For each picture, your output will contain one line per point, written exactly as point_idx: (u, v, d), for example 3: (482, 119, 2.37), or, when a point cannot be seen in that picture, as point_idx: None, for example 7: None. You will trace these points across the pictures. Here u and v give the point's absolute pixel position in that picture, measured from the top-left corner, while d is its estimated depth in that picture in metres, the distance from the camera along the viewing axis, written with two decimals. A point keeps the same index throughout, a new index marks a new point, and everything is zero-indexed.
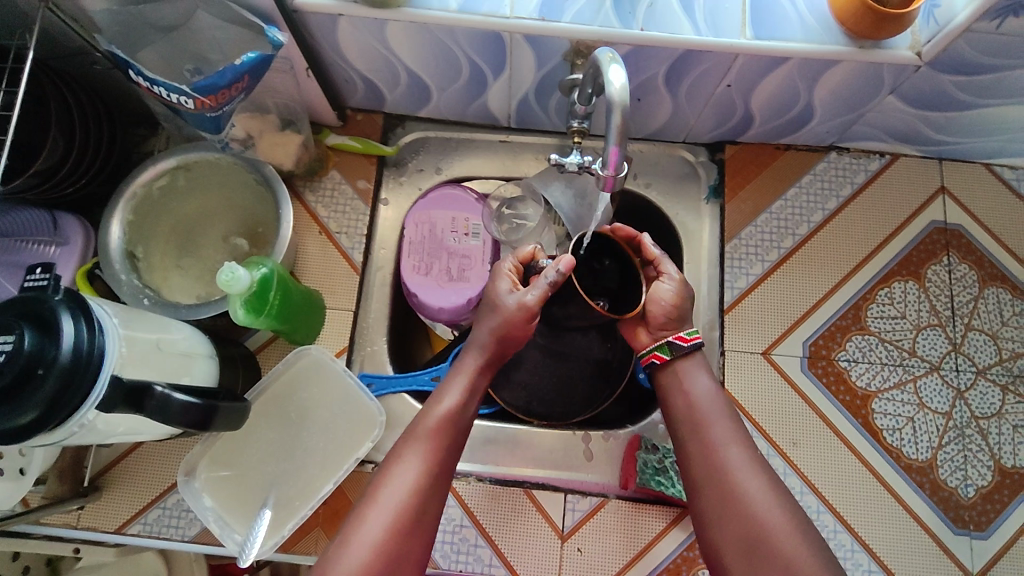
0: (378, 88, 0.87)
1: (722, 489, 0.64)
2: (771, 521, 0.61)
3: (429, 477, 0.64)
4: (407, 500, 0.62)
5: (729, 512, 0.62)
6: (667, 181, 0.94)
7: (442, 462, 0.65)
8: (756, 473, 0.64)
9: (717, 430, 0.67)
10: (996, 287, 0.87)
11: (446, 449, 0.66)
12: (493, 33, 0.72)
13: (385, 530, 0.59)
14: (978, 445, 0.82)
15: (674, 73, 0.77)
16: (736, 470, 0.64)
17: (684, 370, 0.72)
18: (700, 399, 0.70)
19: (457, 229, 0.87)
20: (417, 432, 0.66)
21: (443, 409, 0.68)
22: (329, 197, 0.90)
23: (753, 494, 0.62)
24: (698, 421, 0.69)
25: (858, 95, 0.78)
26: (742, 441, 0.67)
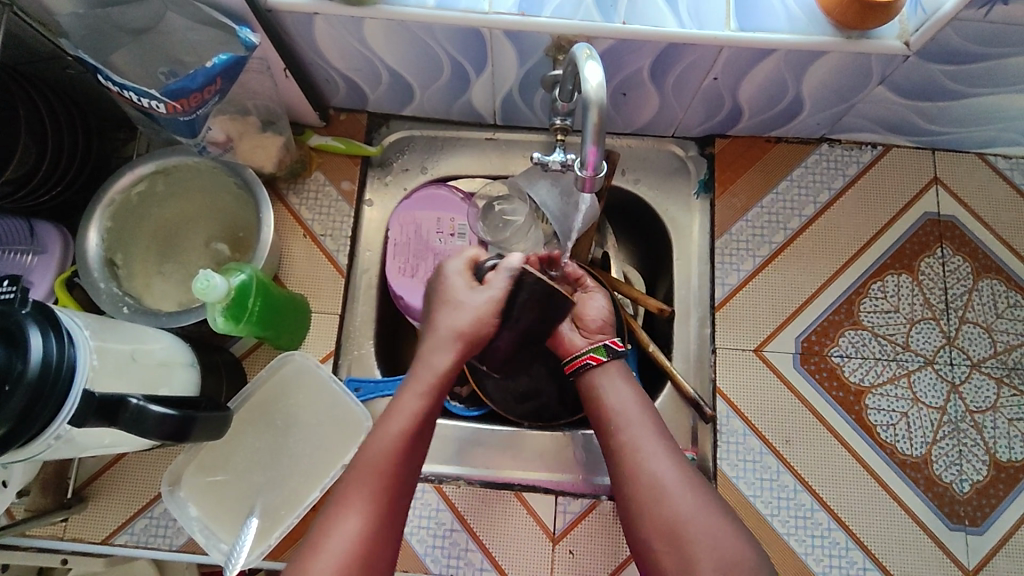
0: (360, 87, 0.85)
1: (637, 486, 0.63)
2: (688, 516, 0.60)
3: (369, 533, 0.58)
4: (353, 549, 0.57)
5: (646, 510, 0.61)
6: (656, 177, 0.92)
7: (394, 496, 0.61)
8: (671, 466, 0.63)
9: (634, 429, 0.66)
10: (990, 279, 0.86)
11: (397, 482, 0.61)
12: (472, 29, 0.70)
13: None
14: (973, 439, 0.81)
15: (659, 67, 0.75)
16: (650, 466, 0.63)
17: (600, 369, 0.71)
18: (619, 398, 0.69)
19: (443, 230, 0.86)
20: (361, 474, 0.60)
21: (391, 438, 0.62)
22: (313, 199, 0.89)
23: (669, 489, 0.61)
24: (613, 422, 0.67)
25: (847, 86, 0.77)
26: (659, 436, 0.66)
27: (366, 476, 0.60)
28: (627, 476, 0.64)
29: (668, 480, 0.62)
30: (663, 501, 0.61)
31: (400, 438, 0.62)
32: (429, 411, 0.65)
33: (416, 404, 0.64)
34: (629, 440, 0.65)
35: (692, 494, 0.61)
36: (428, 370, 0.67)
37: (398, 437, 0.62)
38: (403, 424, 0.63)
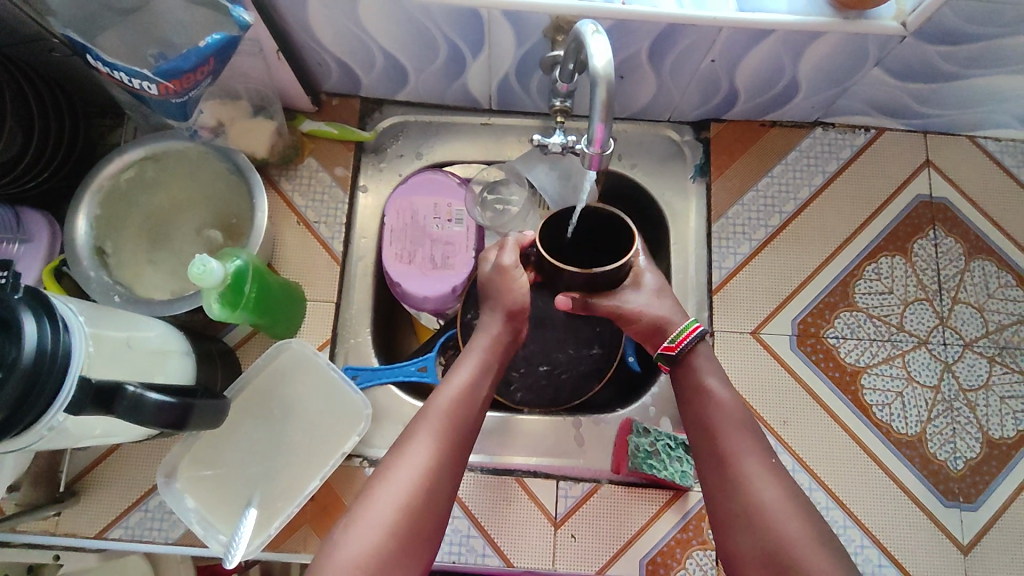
0: (354, 71, 0.84)
1: (738, 498, 0.59)
2: (797, 539, 0.55)
3: (442, 455, 0.61)
4: (421, 477, 0.59)
5: (746, 520, 0.58)
6: (652, 161, 0.92)
7: (460, 441, 0.63)
8: (774, 482, 0.59)
9: (731, 438, 0.62)
10: (982, 259, 0.87)
11: (464, 428, 0.63)
12: (469, 10, 0.69)
13: (396, 510, 0.57)
14: (966, 417, 0.82)
15: (657, 49, 0.75)
16: (754, 481, 0.59)
17: (698, 368, 0.67)
18: (723, 401, 0.64)
19: (439, 215, 0.84)
20: (431, 413, 0.63)
21: (458, 385, 0.65)
22: (306, 186, 0.87)
23: (774, 506, 0.57)
24: (715, 428, 0.63)
25: (842, 68, 0.77)
26: (762, 450, 0.62)
27: (435, 415, 0.63)
28: (729, 485, 0.60)
29: (771, 497, 0.58)
30: (769, 520, 0.57)
31: (463, 388, 0.65)
32: (487, 372, 0.68)
33: (478, 365, 0.67)
34: (733, 448, 0.62)
35: (797, 518, 0.57)
36: (484, 339, 0.69)
37: (463, 387, 0.65)
38: (469, 377, 0.66)
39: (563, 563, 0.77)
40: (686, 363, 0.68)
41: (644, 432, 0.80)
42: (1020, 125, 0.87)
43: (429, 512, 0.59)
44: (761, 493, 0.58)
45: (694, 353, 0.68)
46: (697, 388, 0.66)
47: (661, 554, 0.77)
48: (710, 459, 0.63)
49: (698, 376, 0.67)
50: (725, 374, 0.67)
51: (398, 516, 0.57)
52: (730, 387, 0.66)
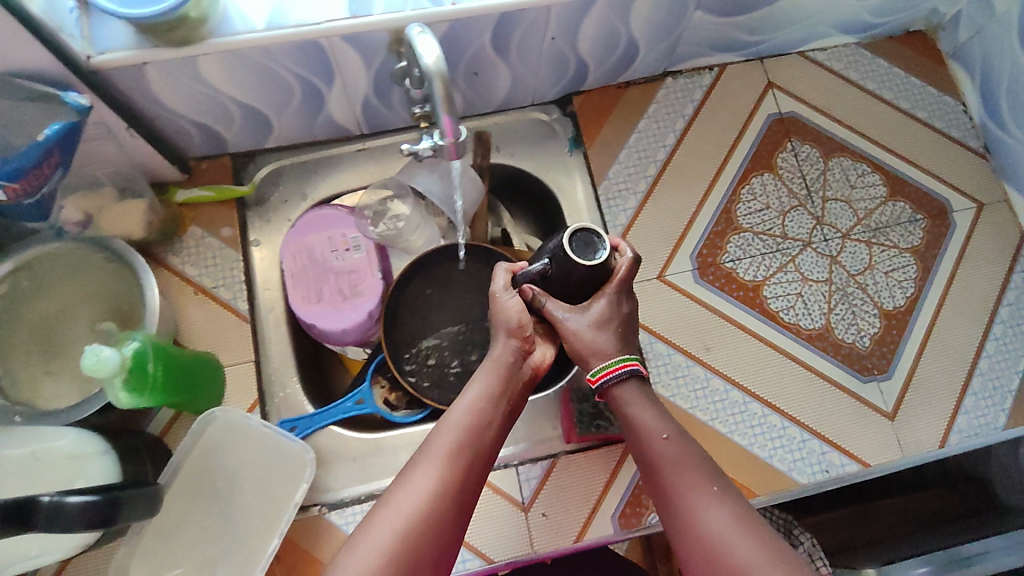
0: (214, 129, 0.83)
1: (688, 532, 0.58)
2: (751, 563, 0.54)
3: (449, 475, 0.59)
4: (426, 499, 0.57)
5: (709, 550, 0.56)
6: (529, 145, 0.96)
7: (466, 467, 0.60)
8: (724, 510, 0.58)
9: (676, 474, 0.61)
10: (839, 157, 0.95)
11: (473, 450, 0.61)
12: (310, 42, 0.70)
13: (397, 534, 0.55)
14: (862, 298, 0.89)
15: (498, 38, 0.78)
16: (702, 514, 0.58)
17: (623, 404, 0.67)
18: (652, 443, 0.63)
19: (336, 247, 0.84)
20: (436, 440, 0.61)
21: (466, 407, 0.64)
22: (195, 255, 0.86)
23: (722, 538, 0.56)
24: (663, 475, 0.62)
25: (670, 18, 0.82)
26: (705, 478, 0.60)
27: (443, 437, 0.61)
28: (682, 528, 0.59)
29: (720, 528, 0.57)
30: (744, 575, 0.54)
31: (471, 414, 0.63)
32: (501, 394, 0.66)
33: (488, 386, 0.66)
34: (673, 479, 0.61)
35: (747, 541, 0.56)
36: (499, 359, 0.68)
37: (472, 414, 0.63)
38: (477, 399, 0.64)
39: (542, 543, 0.78)
40: (609, 395, 0.68)
41: (585, 396, 0.83)
42: (839, 31, 0.96)
43: (428, 544, 0.56)
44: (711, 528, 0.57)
45: (622, 386, 0.67)
46: (631, 427, 0.65)
47: (629, 504, 0.80)
48: (663, 497, 0.61)
49: (627, 410, 0.66)
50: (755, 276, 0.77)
51: (393, 546, 0.55)
52: (655, 412, 0.65)
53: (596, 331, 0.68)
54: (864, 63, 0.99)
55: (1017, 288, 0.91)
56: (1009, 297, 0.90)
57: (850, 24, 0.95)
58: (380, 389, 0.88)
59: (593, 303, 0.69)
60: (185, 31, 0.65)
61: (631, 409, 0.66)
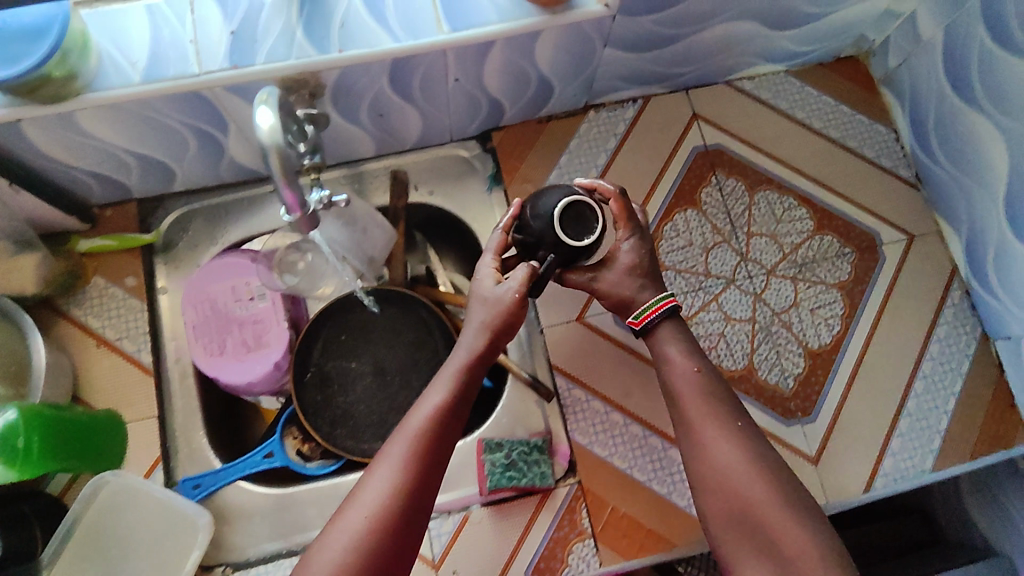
0: (113, 178, 0.81)
1: (701, 465, 0.62)
2: (757, 496, 0.58)
3: (413, 474, 0.56)
4: (389, 500, 0.55)
5: (722, 479, 0.60)
6: (449, 183, 0.93)
7: (431, 465, 0.58)
8: (735, 444, 0.61)
9: (693, 406, 0.64)
10: (764, 191, 0.92)
11: (438, 449, 0.59)
12: (192, 94, 0.68)
13: (360, 536, 0.53)
14: (786, 336, 0.87)
15: (397, 82, 0.75)
16: (713, 447, 0.61)
17: (660, 342, 0.69)
18: (676, 374, 0.66)
19: (240, 296, 0.81)
20: (399, 438, 0.59)
21: (431, 404, 0.61)
22: (99, 306, 0.84)
23: (736, 470, 0.60)
24: (682, 406, 0.65)
25: (580, 56, 0.80)
26: (729, 414, 0.63)
27: (406, 435, 0.58)
28: (696, 461, 0.62)
29: (729, 463, 0.60)
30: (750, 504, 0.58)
31: (435, 412, 0.60)
32: (466, 390, 0.63)
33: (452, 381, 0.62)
34: (688, 410, 0.64)
35: (756, 475, 0.59)
36: (466, 350, 0.64)
37: (441, 405, 0.60)
38: (442, 395, 0.61)
39: None
40: (651, 334, 0.70)
41: (497, 446, 0.80)
42: (765, 61, 0.93)
43: (393, 544, 0.54)
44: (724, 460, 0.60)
45: (664, 324, 0.69)
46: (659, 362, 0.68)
47: (543, 559, 0.77)
48: (685, 428, 0.64)
49: (664, 346, 0.69)
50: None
51: (357, 548, 0.53)
52: (687, 349, 0.67)
53: (627, 279, 0.70)
54: (792, 91, 0.96)
55: (946, 324, 0.89)
56: (937, 333, 0.89)
57: (775, 54, 0.92)
58: (292, 440, 0.85)
59: (613, 256, 0.71)
60: (53, 87, 0.63)
61: (665, 345, 0.68)
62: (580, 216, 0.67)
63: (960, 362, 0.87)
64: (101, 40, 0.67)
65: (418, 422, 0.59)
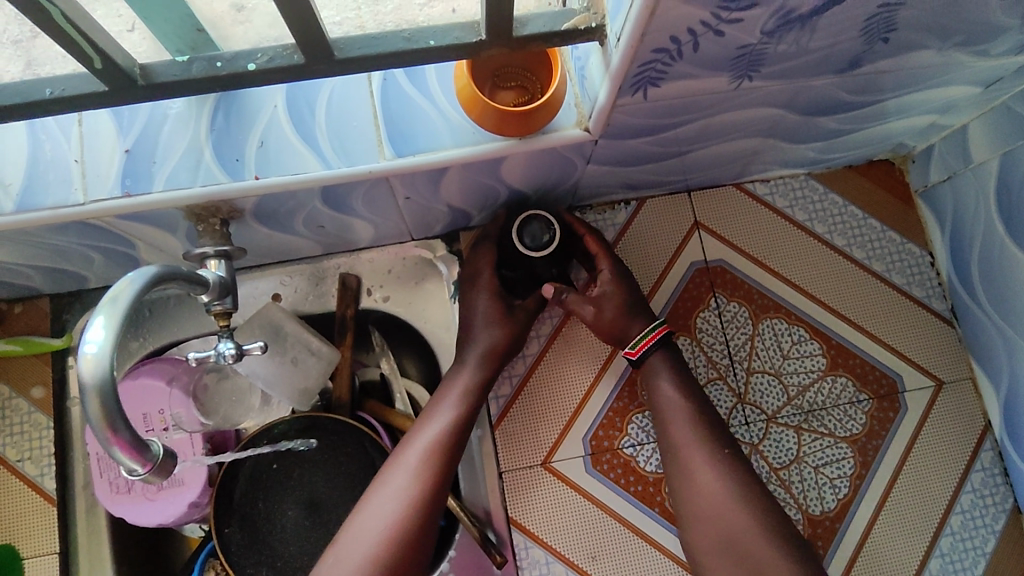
0: (14, 282, 0.71)
1: (691, 495, 0.65)
2: (744, 530, 0.62)
3: (422, 489, 0.64)
4: (401, 510, 0.63)
5: (708, 512, 0.64)
6: (407, 288, 0.82)
7: (438, 482, 0.65)
8: (723, 473, 0.65)
9: (680, 434, 0.67)
10: (771, 319, 0.80)
11: (446, 463, 0.66)
12: (76, 222, 0.57)
13: (376, 545, 0.61)
14: (784, 499, 0.75)
15: (334, 201, 0.64)
16: (698, 475, 0.65)
17: (654, 373, 0.71)
18: (662, 398, 0.69)
19: (152, 426, 0.71)
20: (406, 452, 0.66)
21: (438, 423, 0.68)
22: (0, 419, 0.74)
23: (718, 503, 0.63)
24: (670, 429, 0.68)
25: (556, 174, 0.68)
26: (716, 442, 0.66)
27: (416, 449, 0.66)
28: (685, 483, 0.66)
29: (715, 491, 0.64)
30: (738, 538, 0.62)
31: (442, 431, 0.67)
32: (467, 414, 0.69)
33: (458, 401, 0.69)
34: (681, 440, 0.67)
35: (741, 508, 0.63)
36: (471, 371, 0.71)
37: (447, 423, 0.68)
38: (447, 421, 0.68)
39: None
40: (648, 363, 0.71)
41: None
42: (782, 166, 0.80)
43: (404, 550, 0.62)
44: (711, 487, 0.64)
45: (656, 355, 0.71)
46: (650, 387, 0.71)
47: None
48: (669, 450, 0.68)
49: (650, 381, 0.71)
50: (719, 444, 0.66)
51: (375, 555, 0.61)
52: (679, 381, 0.70)
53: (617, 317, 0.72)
54: (814, 198, 0.83)
55: (973, 491, 0.76)
56: (961, 502, 0.76)
57: (795, 160, 0.79)
58: None
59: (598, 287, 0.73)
60: None
61: (658, 377, 0.70)
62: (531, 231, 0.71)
63: (984, 541, 0.75)
64: None
65: (428, 436, 0.67)
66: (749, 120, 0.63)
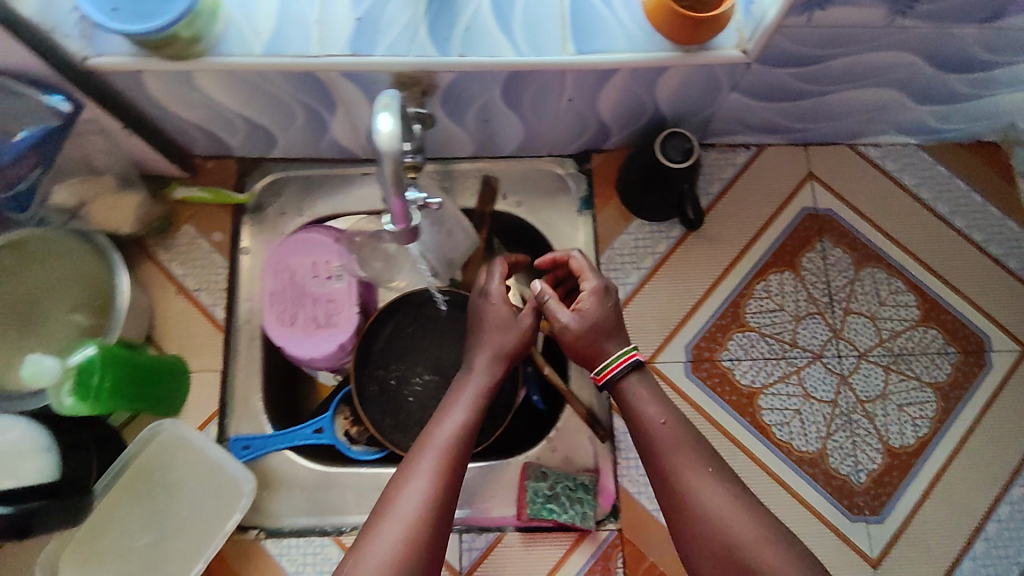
0: (219, 135, 0.83)
1: (683, 513, 0.64)
2: (740, 542, 0.61)
3: (443, 486, 0.64)
4: (426, 505, 0.62)
5: (700, 530, 0.62)
6: (538, 198, 0.91)
7: (454, 478, 0.65)
8: (716, 492, 0.63)
9: (678, 457, 0.65)
10: (871, 267, 0.87)
11: (460, 461, 0.66)
12: (307, 73, 0.68)
13: (404, 536, 0.60)
14: (866, 428, 0.82)
15: (510, 93, 0.74)
16: (692, 494, 0.64)
17: (625, 394, 0.69)
18: (644, 416, 0.68)
19: (318, 273, 0.82)
20: (426, 450, 0.66)
21: (452, 423, 0.68)
22: (185, 253, 0.86)
23: (711, 517, 0.62)
24: (659, 452, 0.66)
25: (700, 96, 0.77)
26: (701, 463, 0.65)
27: (434, 449, 0.66)
28: (678, 505, 0.64)
29: (711, 509, 0.62)
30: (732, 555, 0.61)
31: (458, 429, 0.67)
32: (474, 422, 0.69)
33: (471, 402, 0.70)
34: (670, 462, 0.65)
35: (738, 522, 0.62)
36: (484, 374, 0.71)
37: (456, 425, 0.67)
38: (459, 423, 0.68)
39: None
40: (618, 387, 0.70)
41: (542, 475, 0.79)
42: (897, 130, 0.87)
43: (432, 541, 0.61)
44: (703, 507, 0.63)
45: (626, 378, 0.69)
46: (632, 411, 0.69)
47: None
48: (662, 475, 0.66)
49: (634, 400, 0.69)
50: (704, 464, 0.65)
51: (404, 546, 0.60)
52: (661, 401, 0.68)
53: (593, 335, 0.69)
54: (922, 167, 0.90)
55: None
56: None
57: (911, 124, 0.86)
58: (342, 420, 0.86)
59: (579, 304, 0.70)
60: (178, 48, 0.64)
61: (640, 402, 0.69)
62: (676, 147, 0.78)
63: None
64: (232, 7, 0.67)
65: (442, 433, 0.67)
66: (885, 64, 0.71)
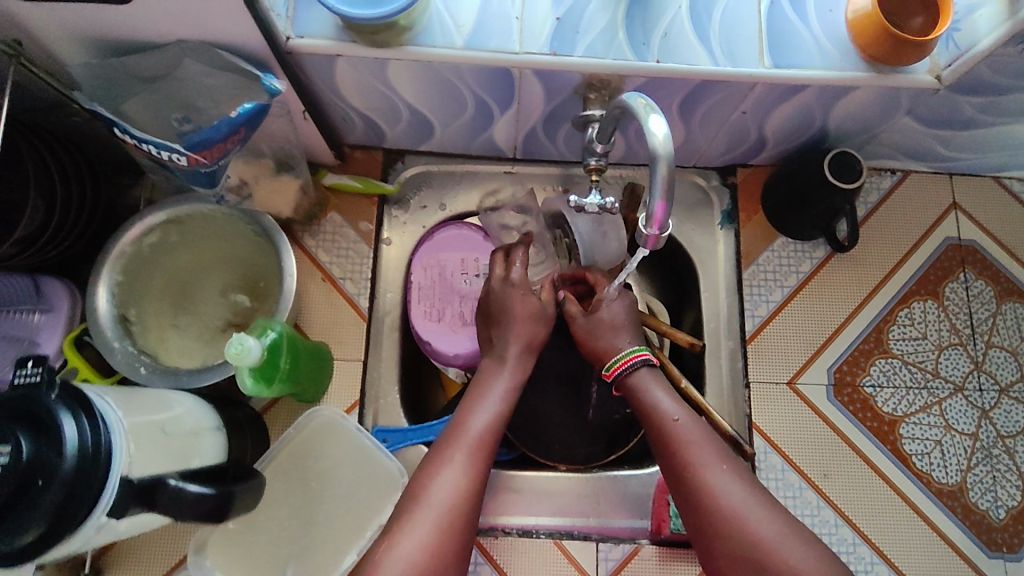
0: (378, 125, 0.82)
1: (702, 503, 0.61)
2: (768, 539, 0.58)
3: (475, 480, 0.62)
4: (456, 497, 0.60)
5: (717, 522, 0.60)
6: (679, 208, 0.90)
7: (485, 471, 0.63)
8: (740, 485, 0.61)
9: (696, 453, 0.63)
10: (1013, 302, 0.87)
11: (490, 456, 0.64)
12: (501, 69, 0.68)
13: (434, 528, 0.58)
14: (1006, 464, 0.82)
15: (688, 103, 0.74)
16: (713, 487, 0.61)
17: (637, 391, 0.70)
18: (661, 407, 0.67)
19: (467, 271, 0.83)
20: (458, 442, 0.64)
21: (484, 416, 0.66)
22: (330, 241, 0.86)
23: (744, 512, 0.60)
24: (677, 448, 0.64)
25: (872, 117, 0.76)
26: (721, 459, 0.63)
27: (464, 442, 0.64)
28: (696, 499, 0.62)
29: (735, 506, 0.60)
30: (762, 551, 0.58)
31: (488, 423, 0.66)
32: (503, 416, 0.68)
33: (501, 401, 0.68)
34: (693, 455, 0.63)
35: (766, 518, 0.59)
36: (511, 371, 0.71)
37: (489, 419, 0.66)
38: (490, 416, 0.66)
39: None
40: (624, 385, 0.72)
41: None
42: None
43: (457, 541, 0.58)
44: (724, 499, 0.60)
45: (637, 375, 0.71)
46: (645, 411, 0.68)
47: None
48: (678, 473, 0.64)
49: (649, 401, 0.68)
50: (725, 462, 0.63)
51: (434, 542, 0.57)
52: (676, 398, 0.68)
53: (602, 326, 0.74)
54: None
55: None
56: None
57: None
58: None
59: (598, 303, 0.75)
60: (386, 35, 0.63)
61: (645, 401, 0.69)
62: (843, 166, 0.77)
63: None
64: None
65: (477, 423, 0.65)
66: None
